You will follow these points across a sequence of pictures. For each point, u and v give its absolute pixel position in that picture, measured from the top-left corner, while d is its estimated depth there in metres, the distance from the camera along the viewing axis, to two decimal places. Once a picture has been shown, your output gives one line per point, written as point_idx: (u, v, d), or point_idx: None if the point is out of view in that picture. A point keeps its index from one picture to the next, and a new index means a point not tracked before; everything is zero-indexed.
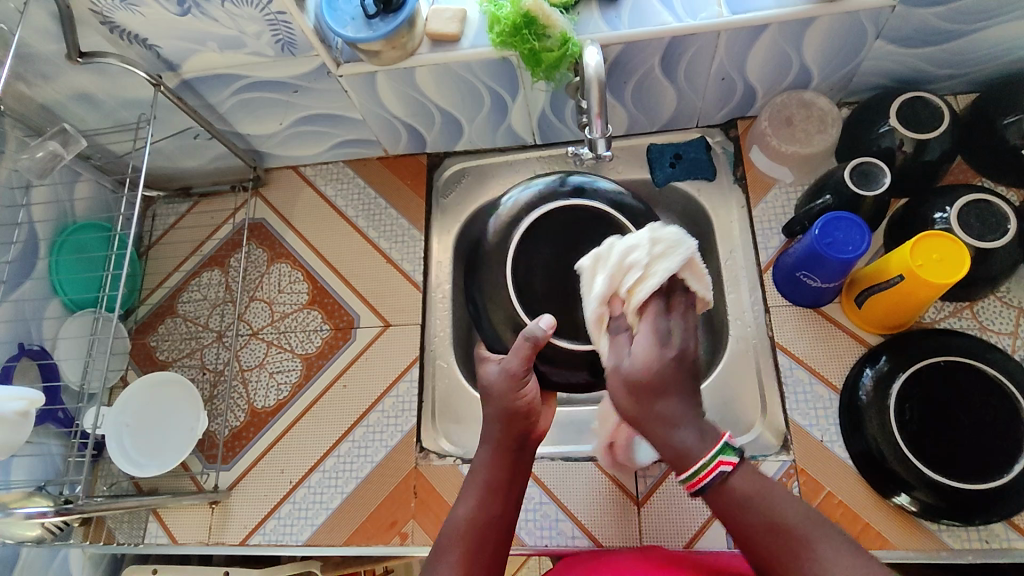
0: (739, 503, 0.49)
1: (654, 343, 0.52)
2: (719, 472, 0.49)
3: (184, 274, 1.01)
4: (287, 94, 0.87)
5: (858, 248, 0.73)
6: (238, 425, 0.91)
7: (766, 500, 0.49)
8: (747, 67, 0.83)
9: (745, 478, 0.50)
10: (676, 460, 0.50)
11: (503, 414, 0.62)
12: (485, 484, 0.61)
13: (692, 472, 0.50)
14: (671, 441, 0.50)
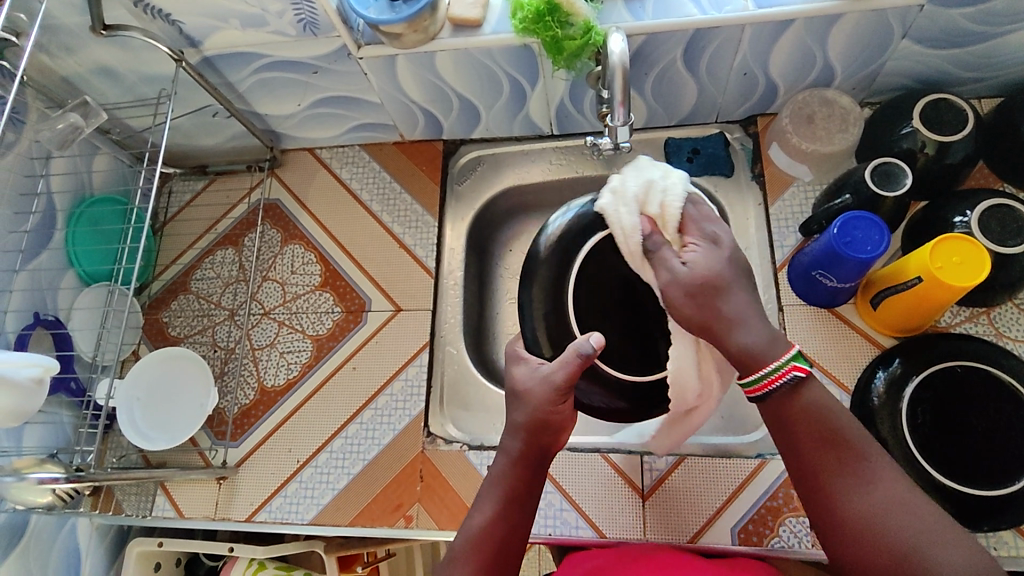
0: (805, 412, 0.55)
1: (710, 249, 0.59)
2: (794, 376, 0.54)
3: (198, 252, 1.02)
4: (306, 74, 0.87)
5: (877, 248, 0.72)
6: (248, 403, 0.92)
7: (827, 416, 0.55)
8: (770, 62, 0.82)
9: (814, 391, 0.55)
10: (745, 359, 0.55)
11: (529, 424, 0.62)
12: (503, 495, 0.61)
13: (759, 374, 0.55)
14: (738, 343, 0.56)
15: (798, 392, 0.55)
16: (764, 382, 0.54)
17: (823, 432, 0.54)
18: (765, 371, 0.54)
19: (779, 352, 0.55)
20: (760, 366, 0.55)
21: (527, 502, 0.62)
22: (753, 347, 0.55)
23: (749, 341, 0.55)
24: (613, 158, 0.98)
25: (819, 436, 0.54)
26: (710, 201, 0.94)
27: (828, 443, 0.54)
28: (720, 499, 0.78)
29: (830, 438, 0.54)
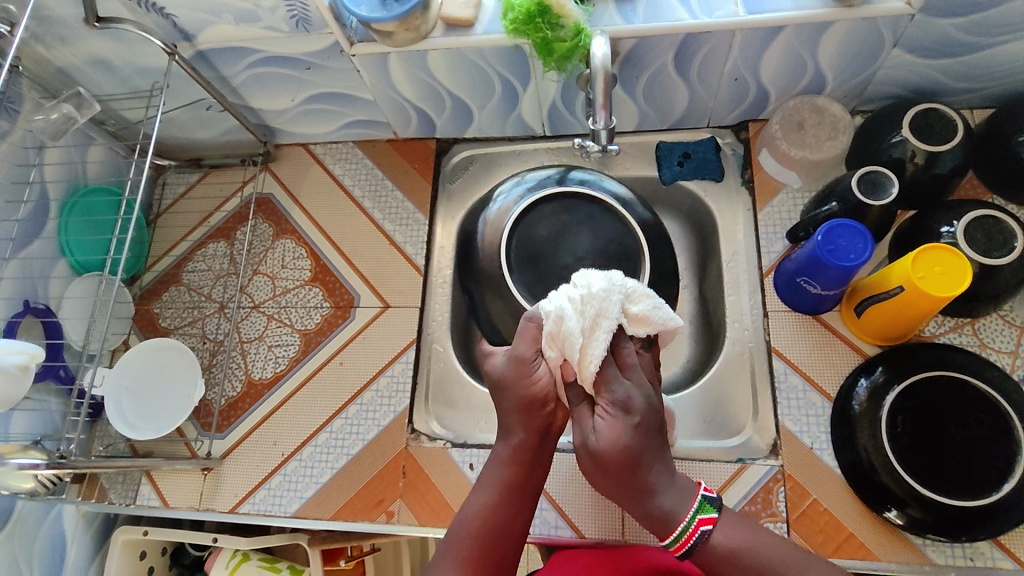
0: (722, 556, 0.55)
1: (618, 418, 0.56)
2: (702, 531, 0.55)
3: (190, 244, 1.02)
4: (299, 70, 0.88)
5: (861, 256, 0.72)
6: (235, 395, 0.93)
7: (744, 553, 0.55)
8: (760, 69, 0.82)
9: (727, 530, 0.56)
10: (661, 525, 0.56)
11: (520, 403, 0.62)
12: (502, 482, 0.62)
13: (675, 536, 0.56)
14: (656, 508, 0.56)
15: (709, 541, 0.56)
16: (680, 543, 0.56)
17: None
18: (678, 532, 0.55)
19: (687, 506, 0.56)
20: (671, 529, 0.55)
21: (527, 489, 0.63)
22: (663, 510, 0.56)
23: (664, 502, 0.56)
24: (604, 161, 0.98)
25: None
26: (700, 206, 0.94)
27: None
28: None
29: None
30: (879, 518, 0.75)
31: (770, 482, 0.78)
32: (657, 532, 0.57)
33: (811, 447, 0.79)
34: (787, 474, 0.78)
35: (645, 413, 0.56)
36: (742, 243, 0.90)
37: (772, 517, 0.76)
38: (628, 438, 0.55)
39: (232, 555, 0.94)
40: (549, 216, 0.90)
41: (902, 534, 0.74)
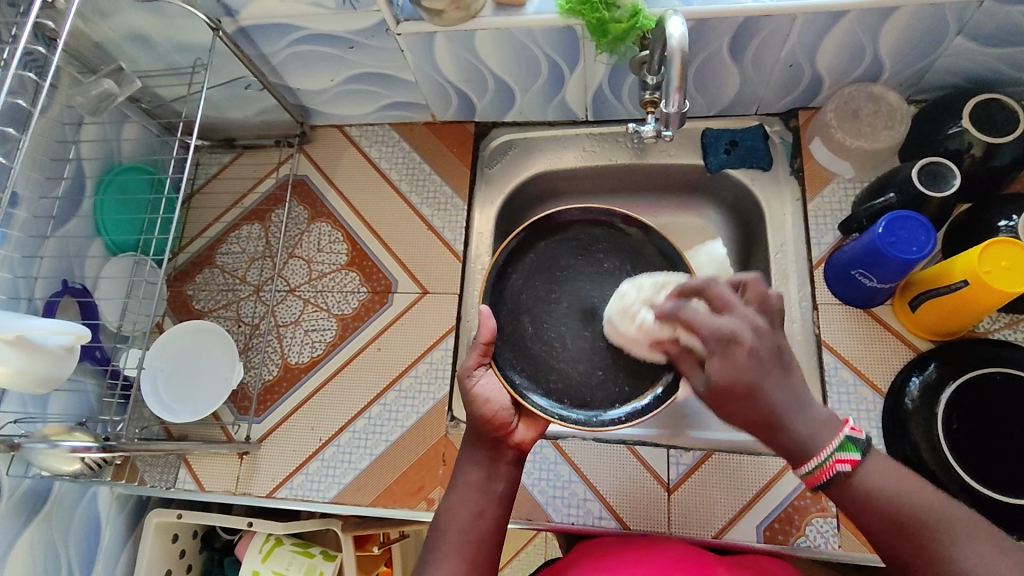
0: (870, 496, 0.51)
1: (727, 358, 0.52)
2: (839, 469, 0.51)
3: (223, 226, 1.01)
4: (342, 49, 0.86)
5: (923, 248, 0.71)
6: (271, 379, 0.92)
7: (896, 495, 0.51)
8: (818, 55, 0.81)
9: (879, 463, 0.52)
10: (794, 454, 0.53)
11: (489, 455, 0.65)
12: (464, 519, 0.61)
13: (808, 470, 0.52)
14: (790, 439, 0.52)
15: (852, 480, 0.52)
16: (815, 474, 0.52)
17: (883, 519, 0.50)
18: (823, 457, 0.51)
19: (829, 436, 0.52)
20: (805, 460, 0.52)
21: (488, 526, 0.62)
22: (802, 438, 0.52)
23: (801, 434, 0.52)
24: (646, 148, 0.96)
25: (883, 523, 0.51)
26: (745, 193, 0.93)
27: (893, 528, 0.50)
28: (747, 496, 0.77)
29: (896, 513, 0.50)
30: None
31: None
32: (792, 453, 0.53)
33: None
34: None
35: (756, 343, 0.52)
36: (790, 233, 0.88)
37: (821, 512, 0.75)
38: (739, 370, 0.52)
39: (265, 539, 0.92)
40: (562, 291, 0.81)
41: None
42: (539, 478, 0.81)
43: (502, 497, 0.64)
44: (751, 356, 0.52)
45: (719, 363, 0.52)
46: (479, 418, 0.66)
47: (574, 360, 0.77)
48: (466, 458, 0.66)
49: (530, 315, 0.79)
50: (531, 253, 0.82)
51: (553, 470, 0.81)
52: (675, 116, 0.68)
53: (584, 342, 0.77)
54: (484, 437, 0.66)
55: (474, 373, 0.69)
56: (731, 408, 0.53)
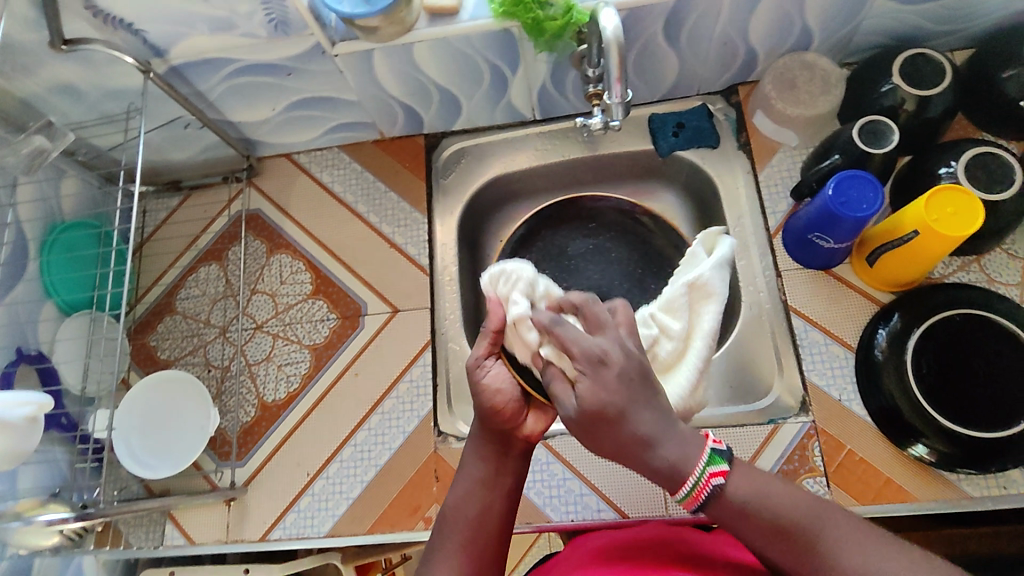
0: (740, 507, 0.49)
1: (597, 373, 0.51)
2: (715, 485, 0.49)
3: (180, 270, 0.99)
4: (280, 77, 0.85)
5: (872, 205, 0.73)
6: (249, 420, 0.89)
7: (762, 501, 0.49)
8: (749, 31, 0.83)
9: (742, 472, 0.51)
10: (669, 480, 0.50)
11: (497, 449, 0.64)
12: (469, 514, 0.61)
13: (686, 491, 0.50)
14: (658, 462, 0.50)
15: (723, 493, 0.50)
16: (693, 495, 0.50)
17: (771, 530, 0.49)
18: (693, 481, 0.49)
19: (696, 455, 0.50)
20: (681, 481, 0.50)
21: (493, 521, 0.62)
22: (672, 460, 0.50)
23: (669, 455, 0.50)
24: (597, 139, 0.97)
25: (764, 533, 0.49)
26: (698, 173, 0.94)
27: (776, 536, 0.49)
28: None
29: (776, 526, 0.49)
30: (912, 459, 0.76)
31: (805, 439, 0.78)
32: (668, 475, 0.50)
33: (839, 399, 0.79)
34: (820, 429, 0.79)
35: (621, 360, 0.51)
36: (746, 206, 0.90)
37: (811, 473, 0.77)
38: (608, 393, 0.50)
39: None
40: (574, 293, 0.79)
41: (936, 472, 0.75)
42: (534, 479, 0.81)
43: (508, 491, 0.64)
44: (620, 377, 0.50)
45: (585, 385, 0.51)
46: (490, 408, 0.64)
47: None
48: (473, 454, 0.65)
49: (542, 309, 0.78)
50: (541, 239, 0.93)
51: (547, 471, 0.81)
52: (619, 106, 0.70)
53: None
54: (492, 432, 0.65)
55: (484, 363, 0.67)
56: (608, 438, 0.51)
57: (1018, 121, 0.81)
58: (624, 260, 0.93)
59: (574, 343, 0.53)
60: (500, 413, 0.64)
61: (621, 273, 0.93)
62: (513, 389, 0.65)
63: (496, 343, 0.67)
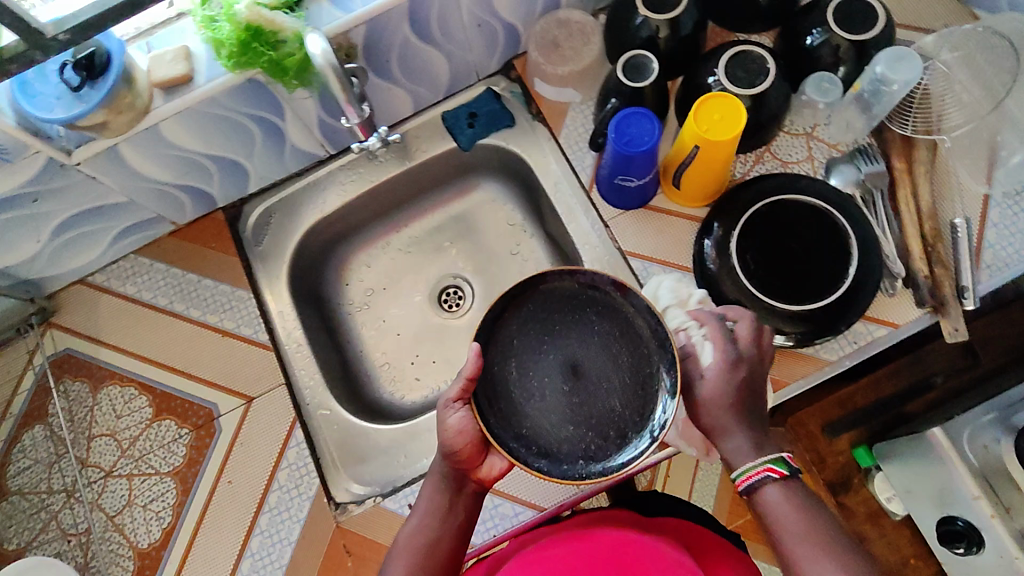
0: (778, 501, 0.57)
1: (719, 362, 0.61)
2: (768, 476, 0.57)
3: (1, 445, 0.87)
4: (26, 206, 0.76)
5: (653, 136, 0.75)
6: (131, 574, 0.81)
7: (805, 517, 0.57)
8: (495, 7, 0.82)
9: (778, 492, 0.57)
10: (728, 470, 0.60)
11: (454, 486, 0.66)
12: (415, 543, 0.63)
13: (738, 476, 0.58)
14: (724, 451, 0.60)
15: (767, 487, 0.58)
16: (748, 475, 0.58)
17: (795, 530, 0.56)
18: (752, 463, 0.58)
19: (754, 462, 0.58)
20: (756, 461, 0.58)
21: (441, 553, 0.63)
22: (735, 456, 0.59)
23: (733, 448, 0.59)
24: (397, 154, 0.94)
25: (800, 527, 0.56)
26: (506, 154, 0.94)
27: (804, 536, 0.56)
28: None
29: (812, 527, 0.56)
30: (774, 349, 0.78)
31: None
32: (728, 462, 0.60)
33: None
34: None
35: (744, 357, 0.61)
36: (558, 171, 0.91)
37: None
38: (720, 382, 0.60)
39: None
40: (539, 358, 0.62)
41: (798, 353, 0.78)
42: None
43: (462, 522, 0.65)
44: (736, 372, 0.60)
45: (710, 373, 0.60)
46: (450, 447, 0.64)
47: (546, 429, 0.60)
48: (430, 487, 0.66)
49: (507, 364, 0.62)
50: (528, 294, 0.63)
51: None
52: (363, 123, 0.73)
53: (559, 407, 0.60)
54: (450, 469, 0.66)
55: (451, 407, 0.64)
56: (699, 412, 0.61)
57: (762, 13, 0.85)
58: (614, 343, 0.62)
59: (708, 326, 0.63)
60: (461, 456, 0.64)
61: (600, 347, 0.62)
62: (477, 435, 0.64)
63: (468, 389, 0.62)
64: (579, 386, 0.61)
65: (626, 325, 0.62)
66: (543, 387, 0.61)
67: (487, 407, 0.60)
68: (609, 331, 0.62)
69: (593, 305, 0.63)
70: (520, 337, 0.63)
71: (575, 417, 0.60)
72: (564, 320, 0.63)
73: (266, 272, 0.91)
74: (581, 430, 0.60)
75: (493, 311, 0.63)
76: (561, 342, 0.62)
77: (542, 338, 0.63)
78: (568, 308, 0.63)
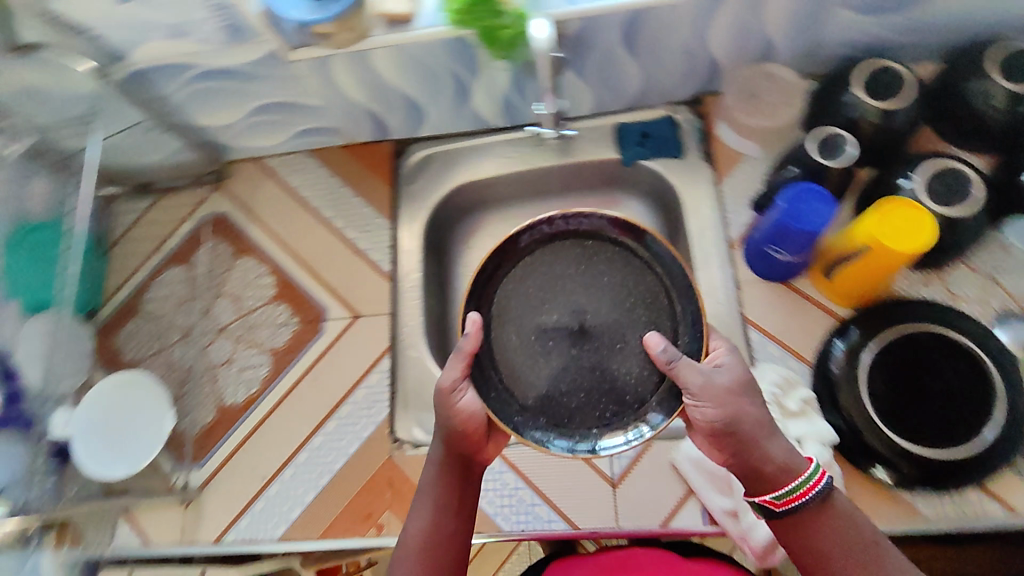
0: (836, 521, 0.57)
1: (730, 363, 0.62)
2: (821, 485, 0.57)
3: (148, 272, 0.99)
4: (240, 81, 0.86)
5: (824, 219, 0.73)
6: (209, 422, 0.90)
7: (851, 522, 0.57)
8: (709, 40, 0.82)
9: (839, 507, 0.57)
10: (776, 473, 0.58)
11: (458, 473, 0.64)
12: (420, 542, 0.61)
13: (788, 488, 0.57)
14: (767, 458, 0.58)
15: (828, 502, 0.57)
16: (791, 495, 0.57)
17: (832, 550, 0.56)
18: (800, 480, 0.57)
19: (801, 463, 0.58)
20: (786, 480, 0.57)
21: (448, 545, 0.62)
22: (784, 456, 0.58)
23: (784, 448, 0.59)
24: (562, 145, 0.96)
25: (843, 543, 0.56)
26: (662, 181, 0.93)
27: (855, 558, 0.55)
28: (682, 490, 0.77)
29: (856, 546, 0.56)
30: (872, 482, 0.74)
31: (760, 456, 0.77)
32: (765, 481, 0.58)
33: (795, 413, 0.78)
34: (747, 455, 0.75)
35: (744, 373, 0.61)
36: (709, 216, 0.89)
37: None
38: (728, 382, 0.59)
39: None
40: (542, 305, 0.68)
41: (894, 492, 0.73)
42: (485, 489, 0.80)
43: (466, 510, 0.64)
44: (740, 395, 0.59)
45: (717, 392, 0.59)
46: (455, 432, 0.62)
47: (557, 385, 0.65)
48: (432, 476, 0.64)
49: (510, 324, 0.67)
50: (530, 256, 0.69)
51: (499, 480, 0.80)
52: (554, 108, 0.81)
53: (568, 361, 0.66)
54: (452, 454, 0.64)
55: (459, 389, 0.63)
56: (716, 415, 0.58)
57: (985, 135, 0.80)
58: (619, 291, 0.68)
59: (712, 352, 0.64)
60: (466, 441, 0.63)
61: (610, 302, 0.67)
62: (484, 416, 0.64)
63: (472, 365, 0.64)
64: (586, 344, 0.66)
65: (638, 278, 0.68)
66: (549, 348, 0.66)
67: (496, 370, 0.65)
68: (622, 289, 0.68)
69: (596, 257, 0.69)
70: (517, 293, 0.68)
71: (587, 369, 0.65)
72: (562, 271, 0.69)
73: (408, 210, 0.97)
74: (597, 383, 0.65)
75: (488, 270, 0.68)
76: (565, 296, 0.68)
77: (543, 290, 0.68)
78: (565, 259, 0.69)
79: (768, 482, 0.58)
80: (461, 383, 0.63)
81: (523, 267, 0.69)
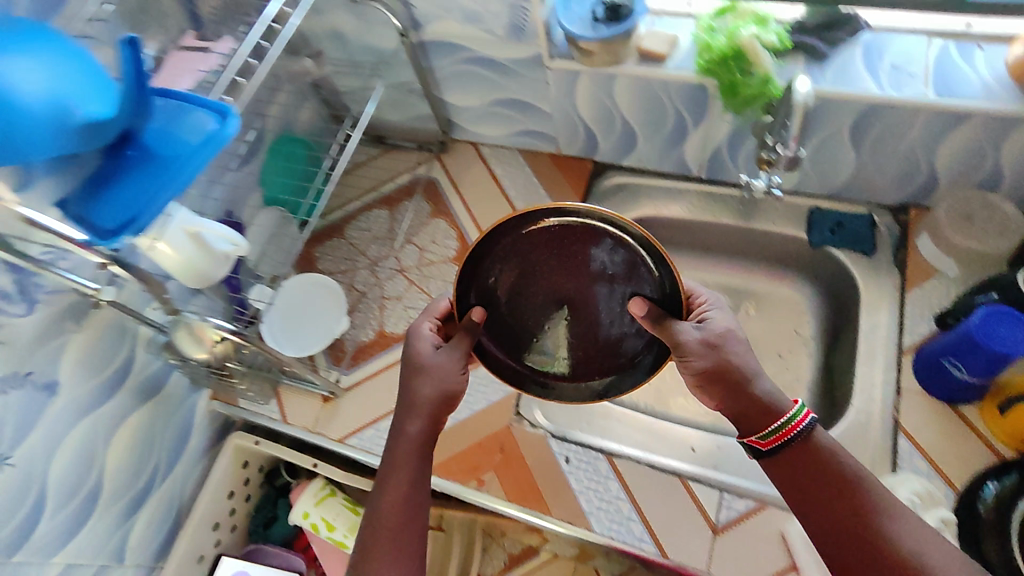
0: (822, 454, 0.59)
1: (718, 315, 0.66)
2: (809, 421, 0.60)
3: (359, 205, 1.15)
4: (498, 74, 1.00)
5: (1018, 343, 0.73)
6: (367, 340, 1.02)
7: (835, 457, 0.59)
8: (937, 154, 0.84)
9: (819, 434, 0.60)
10: (762, 416, 0.61)
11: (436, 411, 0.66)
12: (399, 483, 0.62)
13: (773, 429, 0.60)
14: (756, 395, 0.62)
15: (811, 437, 0.60)
16: (779, 432, 0.60)
17: (814, 488, 0.58)
18: (785, 417, 0.60)
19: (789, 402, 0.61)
20: (774, 417, 0.61)
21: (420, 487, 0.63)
22: (768, 396, 0.62)
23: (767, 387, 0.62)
24: (752, 209, 1.00)
25: (827, 480, 0.58)
26: (844, 273, 0.95)
27: (838, 493, 0.57)
28: (783, 564, 0.76)
29: (833, 481, 0.58)
30: None
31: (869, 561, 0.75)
32: (755, 420, 0.61)
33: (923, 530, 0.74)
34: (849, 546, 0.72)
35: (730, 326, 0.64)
36: (884, 317, 0.89)
37: None
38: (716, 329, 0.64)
39: (322, 487, 0.99)
40: (531, 284, 0.73)
41: None
42: (587, 486, 0.84)
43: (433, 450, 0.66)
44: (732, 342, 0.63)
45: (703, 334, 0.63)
46: (434, 372, 0.65)
47: (562, 344, 0.75)
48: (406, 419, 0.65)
49: (499, 304, 0.74)
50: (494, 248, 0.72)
51: (602, 482, 0.85)
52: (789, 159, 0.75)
53: (567, 328, 0.75)
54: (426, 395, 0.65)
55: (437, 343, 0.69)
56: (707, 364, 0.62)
57: None
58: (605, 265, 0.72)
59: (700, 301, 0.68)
60: (451, 379, 0.66)
61: (592, 273, 0.73)
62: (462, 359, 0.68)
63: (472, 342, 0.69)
64: (581, 305, 0.74)
65: (609, 240, 0.71)
66: (551, 313, 0.74)
67: (499, 340, 0.75)
68: (596, 254, 0.72)
69: (569, 241, 0.72)
70: (508, 278, 0.73)
71: (590, 331, 0.74)
72: (546, 253, 0.72)
73: None
74: (602, 335, 0.75)
75: (465, 272, 0.72)
76: (551, 272, 0.73)
77: (529, 268, 0.73)
78: (557, 246, 0.72)
79: (757, 420, 0.61)
80: (441, 331, 0.73)
81: (500, 248, 0.72)
